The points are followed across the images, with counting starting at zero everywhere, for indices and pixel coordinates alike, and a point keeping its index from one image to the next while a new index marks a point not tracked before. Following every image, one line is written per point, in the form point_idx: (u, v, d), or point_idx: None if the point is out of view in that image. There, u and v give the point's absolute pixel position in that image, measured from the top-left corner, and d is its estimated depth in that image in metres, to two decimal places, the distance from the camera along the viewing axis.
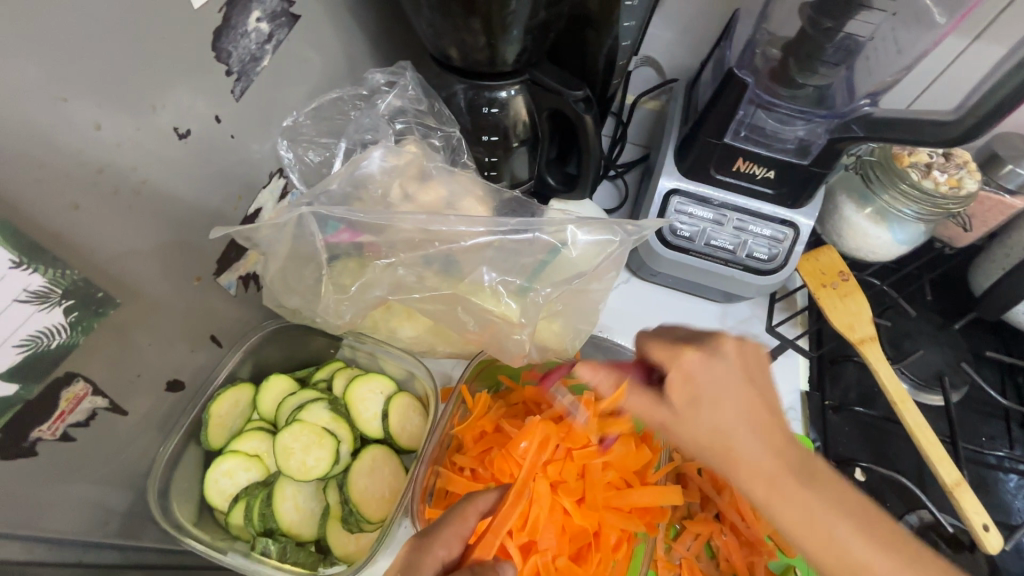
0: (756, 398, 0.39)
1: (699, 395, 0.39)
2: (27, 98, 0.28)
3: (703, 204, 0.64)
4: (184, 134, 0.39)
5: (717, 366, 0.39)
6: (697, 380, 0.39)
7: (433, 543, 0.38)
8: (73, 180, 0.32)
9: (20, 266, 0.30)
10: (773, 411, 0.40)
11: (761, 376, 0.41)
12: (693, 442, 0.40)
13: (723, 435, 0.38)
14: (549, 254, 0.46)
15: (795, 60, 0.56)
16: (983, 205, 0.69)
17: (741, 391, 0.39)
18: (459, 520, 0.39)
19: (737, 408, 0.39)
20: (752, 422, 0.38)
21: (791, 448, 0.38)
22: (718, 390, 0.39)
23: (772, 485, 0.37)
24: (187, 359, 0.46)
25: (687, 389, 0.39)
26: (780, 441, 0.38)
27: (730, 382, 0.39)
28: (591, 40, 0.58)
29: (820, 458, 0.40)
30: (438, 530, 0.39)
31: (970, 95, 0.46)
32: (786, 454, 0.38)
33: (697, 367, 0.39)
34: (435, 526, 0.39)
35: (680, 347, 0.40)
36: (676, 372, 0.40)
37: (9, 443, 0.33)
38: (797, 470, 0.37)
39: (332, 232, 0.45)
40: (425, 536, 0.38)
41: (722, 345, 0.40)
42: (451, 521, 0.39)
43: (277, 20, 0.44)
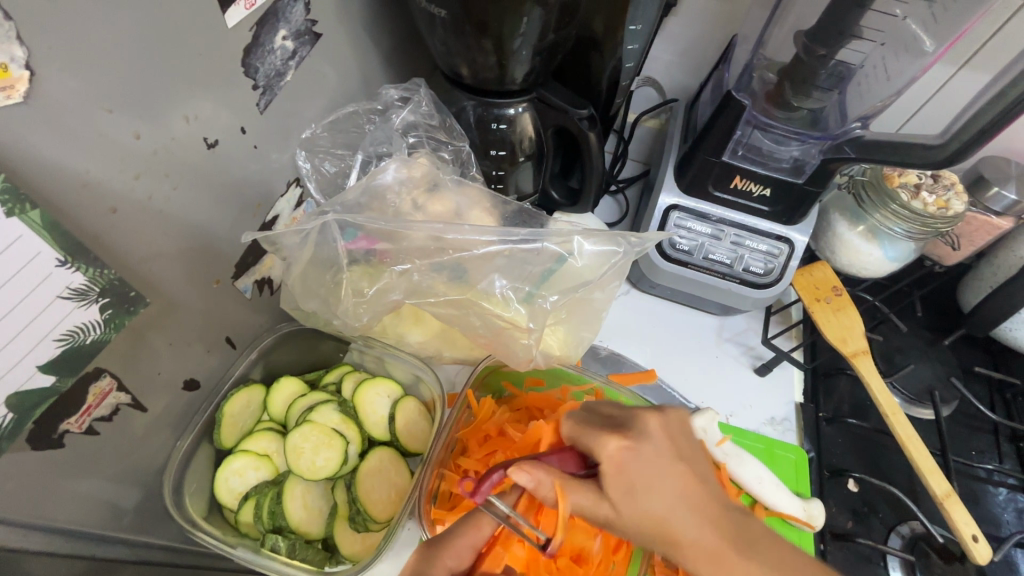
0: (678, 472, 0.37)
1: (633, 483, 0.36)
2: (77, 111, 0.31)
3: (702, 219, 0.67)
4: (213, 144, 0.41)
5: (641, 450, 0.38)
6: (629, 467, 0.37)
7: (445, 553, 0.39)
8: (112, 186, 0.34)
9: (65, 264, 0.32)
10: (701, 479, 0.38)
11: (687, 443, 0.42)
12: (640, 531, 0.36)
13: (659, 519, 0.35)
14: (555, 263, 0.48)
15: (791, 84, 0.59)
16: (971, 225, 0.71)
17: (672, 470, 0.37)
18: (474, 530, 0.40)
19: (672, 488, 0.36)
20: (689, 499, 0.36)
21: (728, 516, 0.36)
22: (651, 475, 0.37)
23: (719, 570, 0.34)
24: (204, 359, 0.48)
25: (622, 476, 0.37)
26: (717, 514, 0.36)
27: (660, 464, 0.37)
28: (595, 61, 0.61)
29: (762, 523, 0.37)
30: (452, 538, 0.40)
31: (955, 121, 0.49)
32: (723, 523, 0.35)
33: (625, 456, 0.37)
34: (447, 537, 0.40)
35: (604, 436, 0.39)
36: (608, 460, 0.38)
37: (40, 434, 0.35)
38: (739, 543, 0.34)
39: (350, 239, 0.47)
40: (435, 547, 0.39)
41: (646, 427, 0.40)
42: (463, 531, 0.40)
43: (301, 38, 0.46)
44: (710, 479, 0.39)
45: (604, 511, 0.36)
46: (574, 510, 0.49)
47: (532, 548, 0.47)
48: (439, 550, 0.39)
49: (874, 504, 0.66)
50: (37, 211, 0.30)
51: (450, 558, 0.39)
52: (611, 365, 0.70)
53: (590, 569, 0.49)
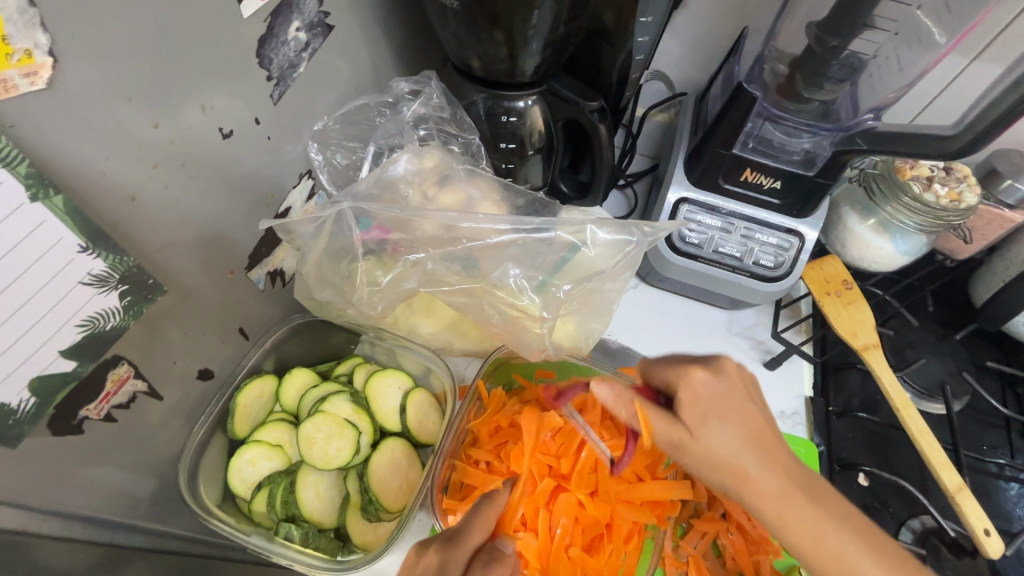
0: (749, 416, 0.42)
1: (708, 412, 0.41)
2: (98, 99, 0.31)
3: (712, 212, 0.66)
4: (228, 134, 0.41)
5: (718, 386, 0.42)
6: (704, 399, 0.42)
7: (461, 548, 0.40)
8: (131, 174, 0.34)
9: (86, 251, 0.32)
10: (773, 430, 0.43)
11: (756, 394, 0.45)
12: (708, 460, 0.41)
13: (732, 456, 0.40)
14: (568, 253, 0.49)
15: (801, 76, 0.59)
16: (983, 219, 0.71)
17: (741, 409, 0.42)
18: (484, 520, 0.42)
19: (743, 427, 0.41)
20: (756, 439, 0.41)
21: (792, 464, 0.41)
22: (725, 408, 0.42)
23: (778, 508, 0.40)
24: (217, 350, 0.49)
25: (697, 407, 0.42)
26: (784, 462, 0.41)
27: (733, 400, 0.42)
28: (606, 54, 0.61)
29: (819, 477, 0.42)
30: (466, 536, 0.41)
31: (969, 112, 0.49)
32: (791, 472, 0.41)
33: (702, 386, 0.42)
34: (460, 532, 0.41)
35: (685, 369, 0.43)
36: (687, 391, 0.42)
37: (60, 420, 0.35)
38: (802, 488, 0.40)
39: (364, 228, 0.47)
40: (449, 546, 0.40)
41: (723, 366, 0.44)
42: (476, 524, 0.41)
43: (314, 29, 0.46)
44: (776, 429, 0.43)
45: (678, 433, 0.41)
46: (583, 502, 0.49)
47: (545, 537, 0.48)
48: (459, 542, 0.40)
49: (884, 498, 0.66)
50: (60, 197, 0.30)
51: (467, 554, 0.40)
52: (619, 359, 0.70)
53: (601, 561, 0.48)
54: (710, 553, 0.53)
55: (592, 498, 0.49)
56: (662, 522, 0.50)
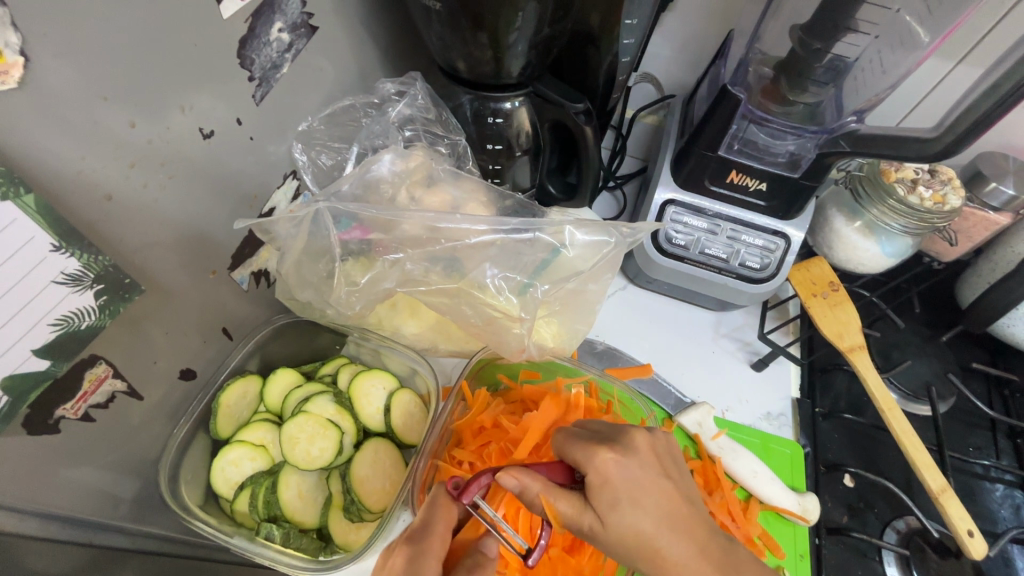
0: (663, 492, 0.40)
1: (618, 494, 0.38)
2: (73, 99, 0.31)
3: (699, 214, 0.67)
4: (208, 134, 0.41)
5: (629, 465, 0.39)
6: (614, 480, 0.39)
7: (429, 550, 0.38)
8: (108, 174, 0.34)
9: (59, 250, 0.32)
10: (689, 504, 0.40)
11: (673, 464, 0.43)
12: (620, 547, 0.38)
13: (645, 540, 0.38)
14: (549, 254, 0.49)
15: (787, 79, 0.60)
16: (968, 221, 0.71)
17: (653, 491, 0.39)
18: (448, 512, 0.40)
19: (656, 509, 0.39)
20: (671, 519, 0.39)
21: (712, 540, 0.39)
22: (634, 488, 0.39)
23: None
24: (199, 350, 0.48)
25: (607, 492, 0.39)
26: (701, 538, 0.39)
27: (644, 478, 0.39)
28: (592, 57, 0.61)
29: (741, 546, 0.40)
30: (432, 533, 0.39)
31: (949, 114, 0.49)
32: (710, 551, 0.38)
33: (612, 469, 0.39)
34: (426, 529, 0.39)
35: (591, 451, 0.40)
36: (593, 475, 0.39)
37: (36, 419, 0.35)
38: (722, 569, 0.37)
39: (344, 229, 0.47)
40: (416, 550, 0.38)
41: (633, 442, 0.42)
42: (441, 516, 0.39)
43: (297, 30, 0.47)
44: (691, 502, 0.41)
45: (589, 521, 0.38)
46: None
47: (527, 535, 0.50)
48: (427, 546, 0.38)
49: (870, 500, 0.66)
50: (31, 196, 0.30)
51: (436, 555, 0.38)
52: (607, 360, 0.69)
53: (582, 560, 0.49)
54: None
55: None
56: None
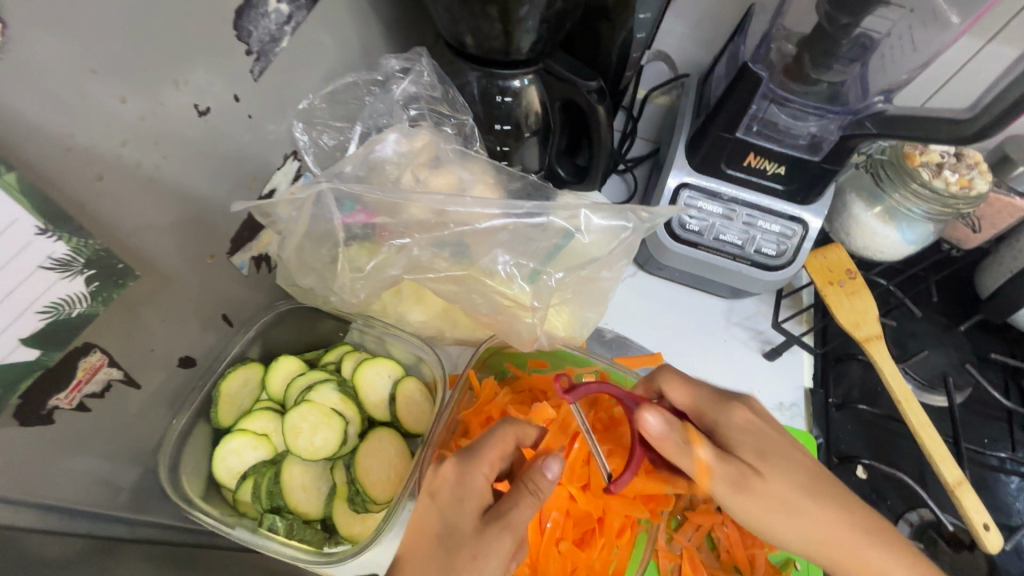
0: (807, 462, 0.42)
1: (766, 451, 0.41)
2: (58, 72, 0.29)
3: (713, 198, 0.64)
4: (204, 111, 0.39)
5: (763, 428, 0.42)
6: (761, 439, 0.42)
7: (477, 465, 0.39)
8: (97, 154, 0.32)
9: (45, 233, 0.30)
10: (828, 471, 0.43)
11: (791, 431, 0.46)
12: (766, 499, 0.40)
13: (795, 494, 0.40)
14: (562, 239, 0.47)
15: (811, 56, 0.56)
16: (993, 207, 0.69)
17: (790, 452, 0.42)
18: (499, 441, 0.41)
19: (800, 468, 0.41)
20: (811, 478, 0.41)
21: (847, 502, 0.42)
22: (780, 447, 0.42)
23: (835, 549, 0.40)
24: (199, 337, 0.47)
25: (756, 448, 0.41)
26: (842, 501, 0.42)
27: (784, 439, 0.42)
28: (606, 32, 0.58)
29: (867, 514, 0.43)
30: (482, 450, 0.40)
31: (985, 94, 0.46)
32: (846, 513, 0.41)
33: (747, 426, 0.42)
34: (476, 447, 0.40)
35: (721, 404, 0.43)
36: (738, 430, 0.42)
37: (27, 410, 0.34)
38: (855, 525, 0.41)
39: (348, 212, 0.45)
40: (466, 461, 0.40)
41: (750, 404, 0.44)
42: (491, 443, 0.41)
43: (297, 1, 0.44)
44: (830, 477, 0.43)
45: (730, 477, 0.40)
46: (575, 495, 0.47)
47: (533, 532, 0.47)
48: (475, 461, 0.39)
49: (883, 491, 0.65)
50: (13, 174, 0.28)
51: (484, 470, 0.39)
52: (616, 348, 0.69)
53: (593, 554, 0.48)
54: (705, 546, 0.52)
55: (585, 491, 0.48)
56: (655, 516, 0.49)
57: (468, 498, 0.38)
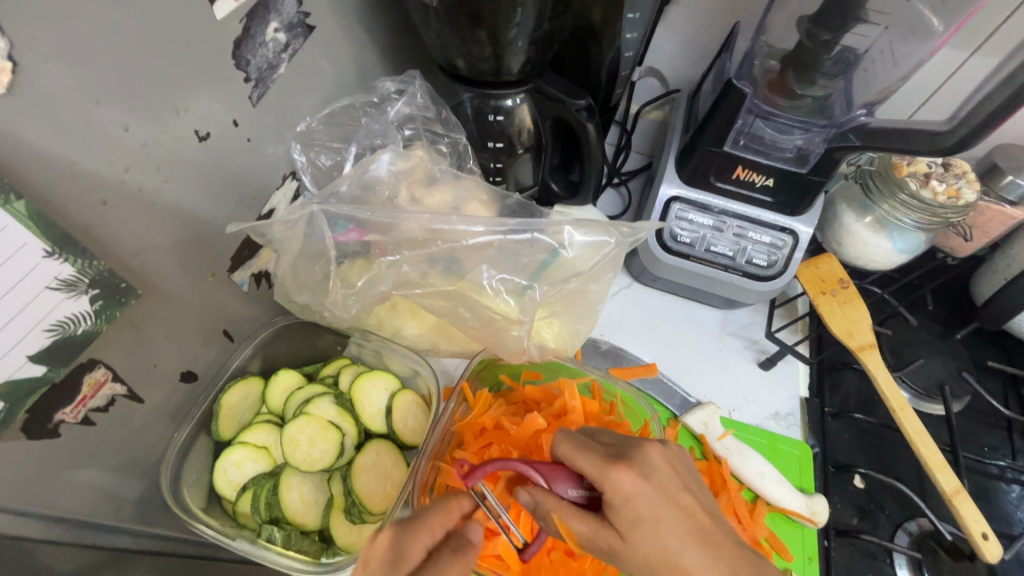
0: (691, 519, 0.38)
1: (641, 516, 0.36)
2: (65, 103, 0.31)
3: (704, 211, 0.65)
4: (205, 137, 0.41)
5: (649, 485, 0.37)
6: (635, 500, 0.36)
7: (418, 534, 0.37)
8: (102, 180, 0.34)
9: (52, 255, 0.32)
10: (717, 523, 0.39)
11: (690, 474, 0.41)
12: (643, 561, 0.37)
13: (670, 557, 0.37)
14: (549, 255, 0.48)
15: (794, 72, 0.58)
16: (984, 215, 0.69)
17: (674, 508, 0.38)
18: (445, 512, 0.39)
19: (681, 529, 0.37)
20: (699, 536, 0.37)
21: (741, 557, 0.38)
22: (655, 509, 0.37)
23: None
24: (200, 352, 0.49)
25: (627, 510, 0.37)
26: (730, 555, 0.38)
27: (661, 501, 0.37)
28: (594, 51, 0.60)
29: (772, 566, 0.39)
30: (424, 520, 0.38)
31: (963, 106, 0.48)
32: (737, 569, 0.37)
33: (634, 490, 0.37)
34: (417, 517, 0.38)
35: (608, 466, 0.37)
36: (612, 494, 0.37)
37: (35, 424, 0.35)
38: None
39: (341, 231, 0.47)
40: (406, 529, 0.37)
41: (648, 459, 0.39)
42: (436, 513, 0.39)
43: (293, 30, 0.46)
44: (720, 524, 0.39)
45: (606, 540, 0.37)
46: None
47: (525, 541, 0.48)
48: (414, 528, 0.37)
49: (881, 501, 0.65)
50: (22, 202, 0.30)
51: (422, 539, 0.37)
52: (611, 360, 0.69)
53: (585, 563, 0.48)
54: None
55: None
56: None
57: (400, 566, 0.35)
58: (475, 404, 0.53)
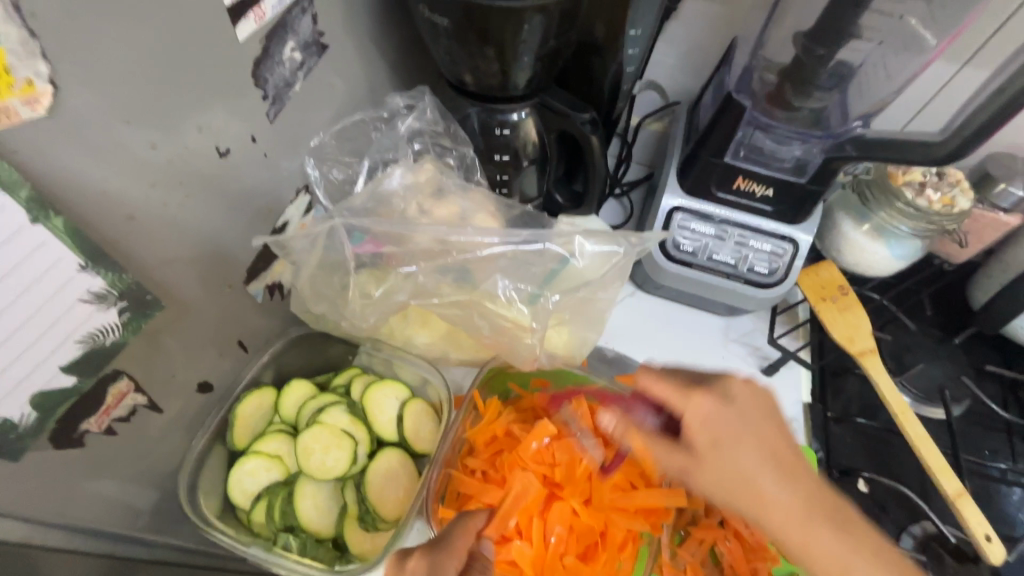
0: (771, 445, 0.42)
1: (718, 437, 0.41)
2: (97, 123, 0.32)
3: (706, 220, 0.67)
4: (225, 152, 0.42)
5: (726, 412, 0.42)
6: (711, 423, 0.41)
7: (448, 555, 0.39)
8: (130, 196, 0.35)
9: (85, 269, 0.33)
10: (794, 453, 0.42)
11: (772, 415, 0.43)
12: (716, 482, 0.41)
13: (746, 477, 0.40)
14: (559, 264, 0.49)
15: (792, 86, 0.59)
16: (978, 222, 0.71)
17: (750, 436, 0.41)
18: (467, 532, 0.41)
19: (759, 455, 0.41)
20: (774, 460, 0.41)
21: (809, 481, 0.41)
22: (733, 432, 0.41)
23: (787, 527, 0.40)
24: (217, 363, 0.49)
25: (706, 431, 0.41)
26: (800, 480, 0.41)
27: (738, 426, 0.41)
28: (598, 66, 0.62)
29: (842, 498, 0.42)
30: (450, 542, 0.40)
31: (955, 118, 0.49)
32: (805, 492, 0.41)
33: (711, 412, 0.41)
34: (445, 539, 0.40)
35: (687, 392, 0.42)
36: (693, 415, 0.42)
37: (61, 433, 0.36)
38: (817, 509, 0.40)
39: (357, 242, 0.48)
40: (436, 551, 0.39)
41: (731, 390, 0.43)
42: (458, 533, 0.41)
43: (309, 49, 0.48)
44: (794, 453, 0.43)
45: (682, 460, 0.42)
46: (579, 509, 0.50)
47: (538, 546, 0.49)
48: (447, 550, 0.39)
49: (885, 504, 0.65)
50: (59, 219, 0.31)
51: (454, 559, 0.39)
52: (616, 367, 0.70)
53: (597, 569, 0.49)
54: (709, 561, 0.51)
55: (587, 506, 0.50)
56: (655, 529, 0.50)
57: None
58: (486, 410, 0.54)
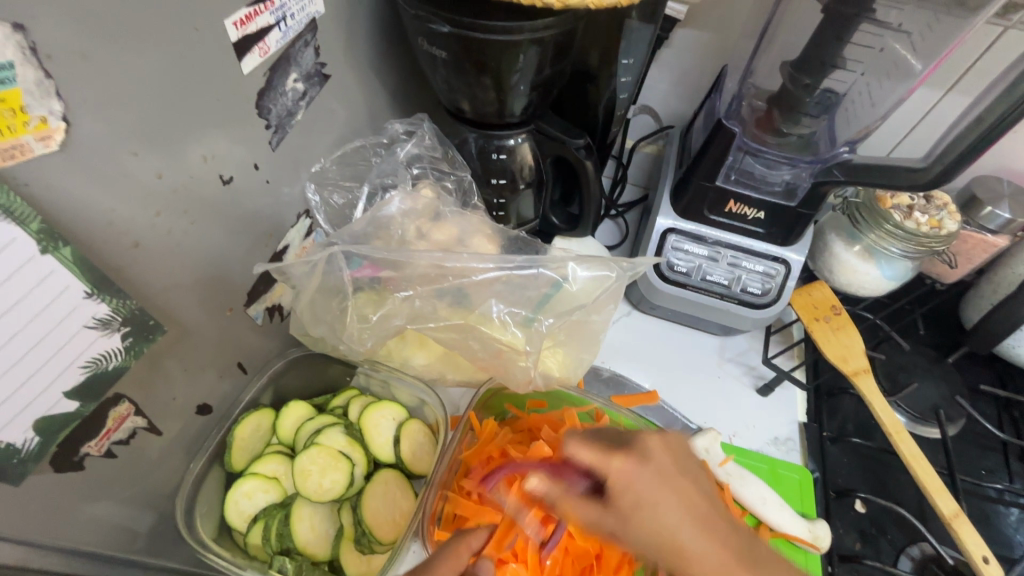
0: (687, 497, 0.40)
1: (639, 499, 0.39)
2: (106, 156, 0.33)
3: (699, 242, 0.68)
4: (228, 180, 0.44)
5: (646, 471, 0.40)
6: (633, 486, 0.39)
7: None
8: (136, 224, 0.36)
9: (91, 296, 0.34)
10: (711, 502, 0.41)
11: (687, 462, 0.43)
12: (644, 544, 0.39)
13: (670, 536, 0.38)
14: (552, 288, 0.51)
15: (780, 112, 0.62)
16: (967, 243, 0.73)
17: (676, 491, 0.39)
18: (452, 557, 0.43)
19: (678, 509, 0.39)
20: (695, 517, 0.39)
21: (734, 537, 0.39)
22: (654, 493, 0.39)
23: None
24: (216, 385, 0.50)
25: (628, 495, 0.39)
26: (727, 536, 0.39)
27: (659, 487, 0.39)
28: (591, 92, 0.64)
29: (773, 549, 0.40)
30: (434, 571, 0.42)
31: (937, 145, 0.51)
32: (731, 546, 0.39)
33: (631, 472, 0.39)
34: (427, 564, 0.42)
35: (609, 452, 0.41)
36: (613, 480, 0.40)
37: (62, 457, 0.37)
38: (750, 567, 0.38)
39: (356, 267, 0.49)
40: None
41: (647, 446, 0.41)
42: (443, 559, 0.43)
43: (311, 79, 0.49)
44: (716, 506, 0.41)
45: (611, 524, 0.40)
46: (574, 532, 0.49)
47: (533, 568, 0.49)
48: None
49: (883, 526, 0.65)
50: (68, 248, 0.32)
51: None
52: (614, 387, 0.70)
53: None
54: None
55: (583, 527, 0.50)
56: None
57: None
58: (483, 431, 0.55)
